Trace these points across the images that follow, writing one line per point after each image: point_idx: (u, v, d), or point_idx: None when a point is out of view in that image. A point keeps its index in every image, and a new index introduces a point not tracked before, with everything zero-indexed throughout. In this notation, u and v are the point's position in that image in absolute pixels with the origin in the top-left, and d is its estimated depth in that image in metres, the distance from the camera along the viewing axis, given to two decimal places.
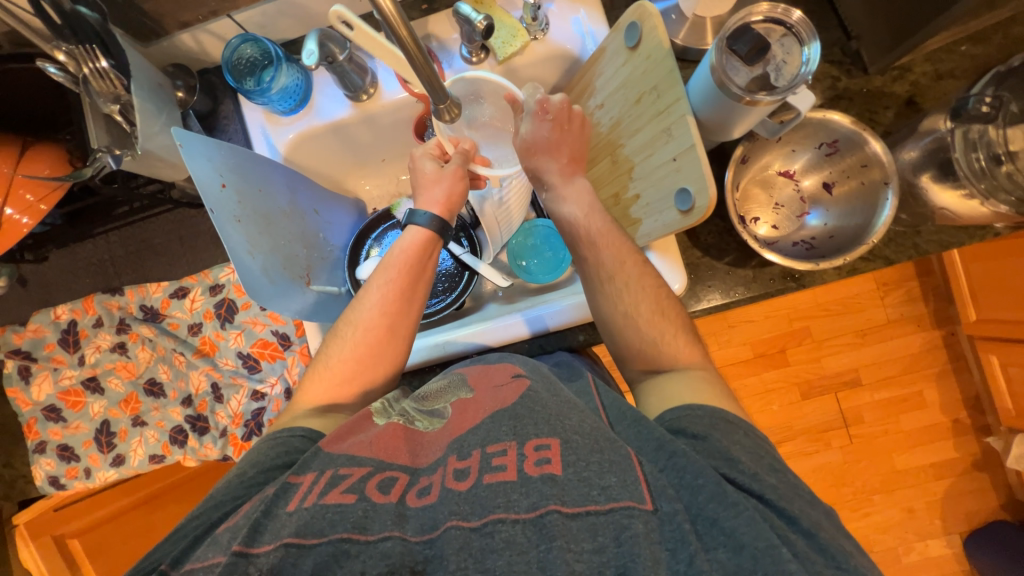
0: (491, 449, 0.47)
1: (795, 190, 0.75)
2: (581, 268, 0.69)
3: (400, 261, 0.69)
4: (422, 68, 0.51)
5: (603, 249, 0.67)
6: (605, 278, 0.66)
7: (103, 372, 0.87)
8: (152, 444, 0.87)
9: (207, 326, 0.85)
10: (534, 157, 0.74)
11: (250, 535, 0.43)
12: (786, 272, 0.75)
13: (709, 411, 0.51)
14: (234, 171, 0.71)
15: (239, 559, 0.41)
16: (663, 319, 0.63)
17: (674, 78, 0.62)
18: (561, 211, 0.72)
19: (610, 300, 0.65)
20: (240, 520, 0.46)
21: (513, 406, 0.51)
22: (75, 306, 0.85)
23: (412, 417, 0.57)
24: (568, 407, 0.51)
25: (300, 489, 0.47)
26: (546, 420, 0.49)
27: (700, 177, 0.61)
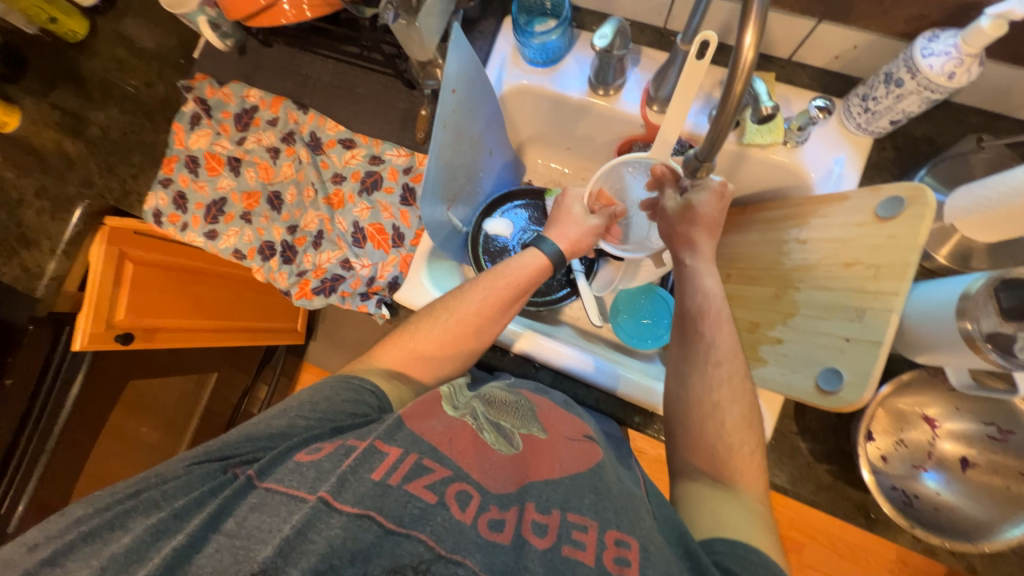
0: (572, 517, 0.45)
1: (930, 441, 0.67)
2: (687, 336, 0.64)
3: (513, 276, 0.68)
4: (722, 126, 0.49)
5: (725, 335, 0.62)
6: (710, 362, 0.61)
7: (247, 160, 0.94)
8: (244, 242, 0.93)
9: (347, 183, 0.89)
10: (693, 227, 0.69)
11: (335, 487, 0.43)
12: (863, 504, 0.70)
13: (768, 564, 0.46)
14: (464, 84, 0.74)
15: (322, 507, 0.42)
16: (748, 428, 0.57)
17: (905, 272, 0.57)
18: (694, 276, 0.68)
19: (705, 384, 0.60)
20: (325, 463, 0.47)
21: (593, 477, 0.50)
22: (266, 97, 0.92)
23: (479, 425, 0.56)
24: (632, 497, 0.49)
25: (385, 460, 0.47)
26: (628, 513, 0.46)
27: (867, 375, 0.57)
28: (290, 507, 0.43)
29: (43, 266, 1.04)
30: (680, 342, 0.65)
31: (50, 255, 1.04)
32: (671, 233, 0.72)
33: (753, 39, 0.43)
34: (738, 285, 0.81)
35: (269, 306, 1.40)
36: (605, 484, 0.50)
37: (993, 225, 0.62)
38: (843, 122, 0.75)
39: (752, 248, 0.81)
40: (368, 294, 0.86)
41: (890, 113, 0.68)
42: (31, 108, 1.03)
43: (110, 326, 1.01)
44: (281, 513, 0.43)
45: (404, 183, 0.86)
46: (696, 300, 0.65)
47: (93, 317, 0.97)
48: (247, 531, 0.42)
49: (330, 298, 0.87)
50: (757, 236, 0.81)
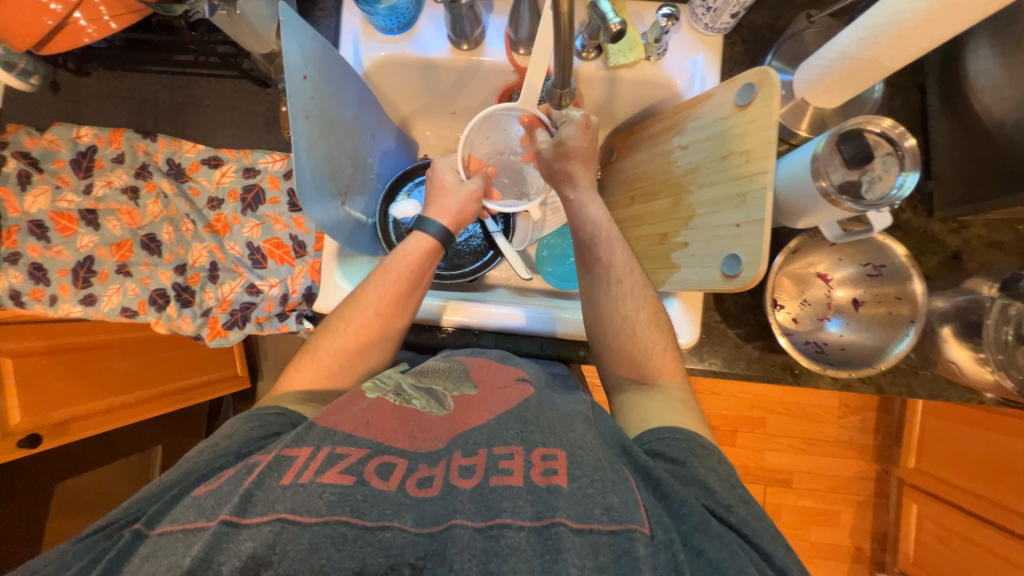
0: (498, 450, 0.49)
1: (825, 293, 0.77)
2: (588, 264, 0.68)
3: (402, 265, 0.67)
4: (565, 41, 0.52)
5: (619, 253, 0.67)
6: (613, 281, 0.66)
7: (104, 209, 0.84)
8: (130, 297, 0.83)
9: (227, 204, 0.82)
10: (569, 162, 0.71)
11: (241, 505, 0.42)
12: (787, 363, 0.78)
13: (688, 436, 0.53)
14: (317, 67, 0.69)
15: (226, 528, 0.41)
16: (657, 330, 0.64)
17: (767, 150, 0.63)
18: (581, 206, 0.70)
19: (613, 302, 0.65)
20: (223, 487, 0.45)
21: (520, 411, 0.54)
22: (101, 133, 0.80)
23: (409, 397, 0.58)
24: (568, 420, 0.54)
25: (295, 463, 0.46)
26: (553, 432, 0.51)
27: (756, 251, 0.63)
28: (187, 541, 0.41)
29: None
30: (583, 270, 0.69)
31: None
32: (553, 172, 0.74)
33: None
34: (639, 205, 0.86)
35: (198, 358, 1.29)
36: (555, 422, 0.53)
37: (835, 91, 0.69)
38: (693, 25, 0.79)
39: (645, 165, 0.85)
40: (285, 312, 0.82)
41: (728, 7, 0.71)
42: None
43: (7, 434, 0.91)
44: (177, 551, 0.41)
45: (287, 189, 0.81)
46: (588, 230, 0.69)
47: None
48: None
49: (245, 329, 0.83)
50: (647, 153, 0.85)
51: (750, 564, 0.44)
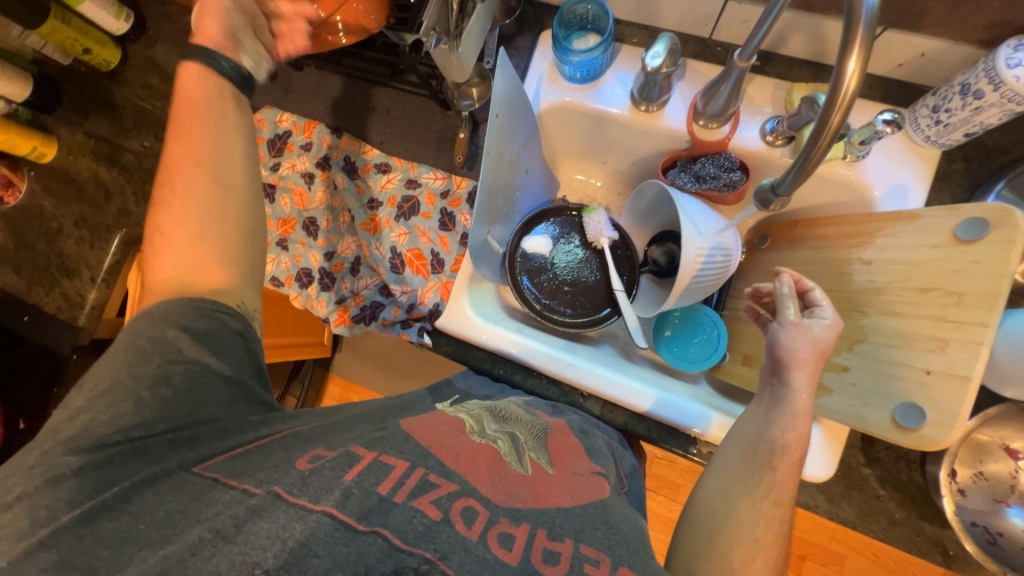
0: (585, 549, 0.44)
1: (1012, 473, 0.64)
2: (753, 461, 0.58)
3: (192, 97, 0.62)
4: (819, 150, 0.49)
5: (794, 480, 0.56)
6: (761, 490, 0.56)
7: (282, 187, 0.92)
8: (281, 269, 0.91)
9: (384, 208, 0.87)
10: (801, 359, 0.59)
11: (342, 501, 0.43)
12: (939, 540, 0.66)
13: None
14: (506, 107, 0.73)
15: (327, 520, 0.41)
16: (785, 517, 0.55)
17: (994, 302, 0.54)
18: (797, 403, 0.58)
19: (741, 509, 0.55)
20: (327, 472, 0.47)
21: (605, 512, 0.50)
22: (298, 122, 0.92)
23: (493, 437, 0.59)
24: (640, 532, 0.51)
25: (391, 474, 0.47)
26: (642, 556, 0.45)
27: (954, 415, 0.55)
28: (292, 514, 0.42)
29: (84, 296, 1.03)
30: (740, 463, 0.58)
31: (89, 286, 1.03)
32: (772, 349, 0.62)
33: (856, 66, 0.43)
34: None
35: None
36: (626, 524, 0.50)
37: None
38: (909, 134, 0.72)
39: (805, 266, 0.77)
40: (409, 321, 0.85)
41: (966, 125, 0.64)
42: (68, 139, 1.08)
43: None
44: (276, 518, 0.42)
45: (442, 208, 0.85)
46: (786, 435, 0.57)
47: None
48: (246, 535, 0.40)
49: (370, 326, 0.87)
50: (809, 252, 0.77)
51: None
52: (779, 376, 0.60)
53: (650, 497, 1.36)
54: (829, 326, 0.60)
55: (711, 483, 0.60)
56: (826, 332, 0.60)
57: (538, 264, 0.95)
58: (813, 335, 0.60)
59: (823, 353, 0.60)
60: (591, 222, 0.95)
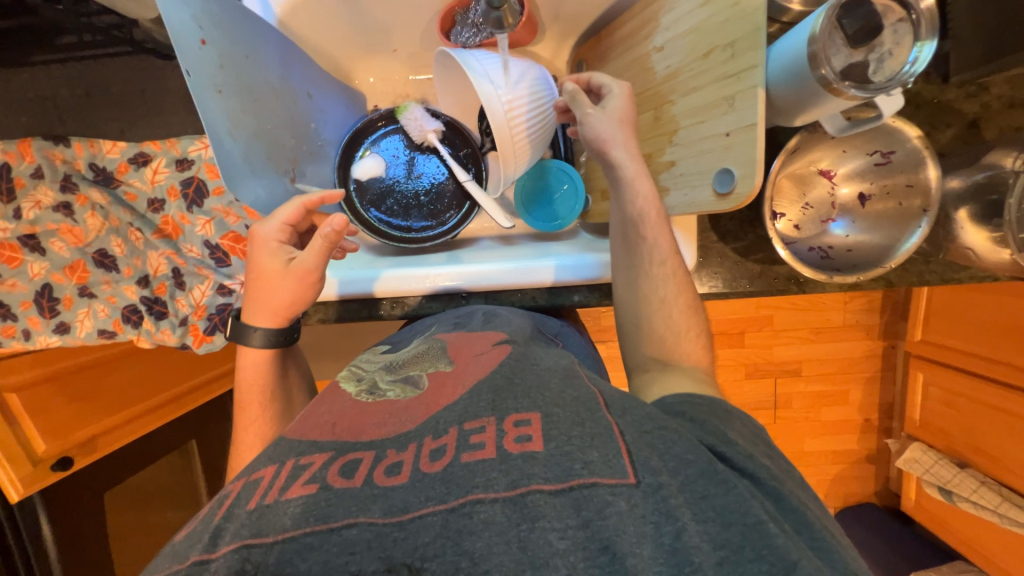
0: (469, 425, 0.43)
1: (830, 193, 0.71)
2: (629, 242, 0.64)
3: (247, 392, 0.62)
4: None
5: (664, 234, 0.63)
6: (653, 262, 0.62)
7: (44, 232, 0.74)
8: (103, 318, 0.78)
9: (170, 204, 0.75)
10: (609, 128, 0.62)
11: (211, 541, 0.36)
12: (791, 274, 0.74)
13: (708, 401, 0.50)
14: (216, 26, 0.59)
15: (196, 570, 0.34)
16: (693, 314, 0.61)
17: (758, 39, 0.53)
18: (631, 174, 0.62)
19: (649, 281, 0.62)
20: (198, 527, 0.39)
21: (492, 380, 0.49)
22: (5, 147, 0.70)
23: (385, 391, 0.52)
24: (544, 377, 0.49)
25: (262, 484, 0.40)
26: (526, 394, 0.46)
27: (751, 162, 0.56)
28: None
29: None
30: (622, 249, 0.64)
31: None
32: (589, 143, 0.64)
33: None
34: None
35: (184, 362, 1.26)
36: (536, 383, 0.48)
37: None
38: None
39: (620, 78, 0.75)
40: None
41: None
42: None
43: (38, 464, 0.97)
44: None
45: None
46: (637, 205, 0.62)
47: (12, 469, 0.92)
48: None
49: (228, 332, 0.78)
50: (621, 63, 0.75)
51: (759, 505, 0.39)
52: (606, 161, 0.63)
53: (606, 346, 1.47)
54: (621, 92, 0.64)
55: (616, 278, 0.66)
56: (616, 102, 0.63)
57: (377, 188, 0.87)
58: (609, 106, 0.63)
59: (624, 119, 0.63)
60: (409, 121, 0.85)
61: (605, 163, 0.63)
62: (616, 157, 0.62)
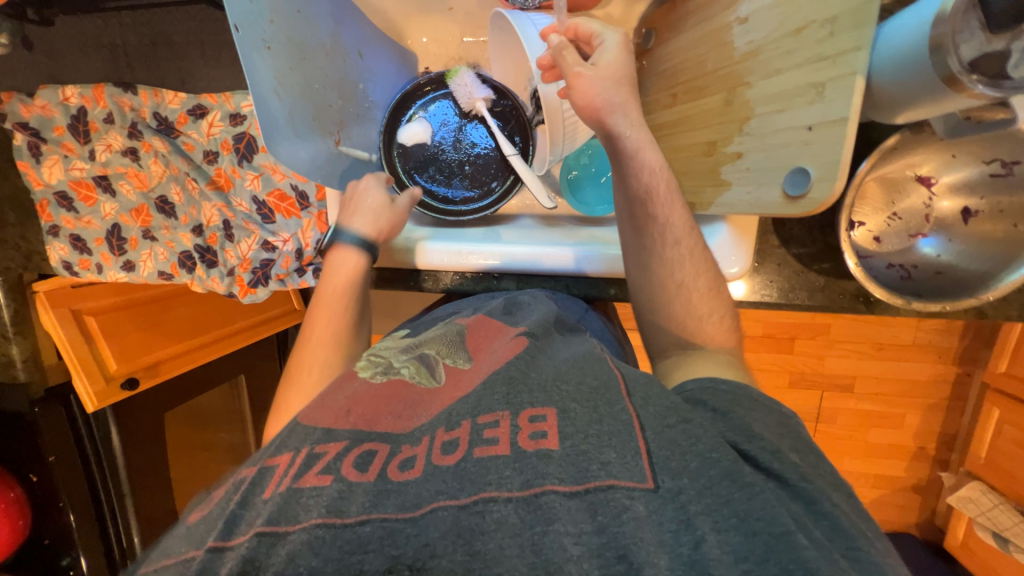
0: (482, 420, 0.42)
1: (925, 202, 0.61)
2: (639, 221, 0.58)
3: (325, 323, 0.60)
4: None
5: (678, 212, 0.57)
6: (668, 242, 0.57)
7: (113, 174, 0.80)
8: (162, 261, 0.84)
9: (223, 158, 0.78)
10: (610, 88, 0.57)
11: (225, 528, 0.38)
12: (860, 291, 0.66)
13: (732, 386, 0.46)
14: None
15: (213, 555, 0.36)
16: (716, 299, 0.56)
17: (866, 13, 0.45)
18: (634, 142, 0.57)
19: (665, 265, 0.56)
20: (214, 510, 0.41)
21: (506, 371, 0.47)
22: (85, 91, 0.77)
23: (398, 368, 0.53)
24: (561, 369, 0.47)
25: (275, 474, 0.41)
26: (541, 387, 0.45)
27: (834, 163, 0.49)
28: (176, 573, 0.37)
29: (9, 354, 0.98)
30: (631, 229, 0.59)
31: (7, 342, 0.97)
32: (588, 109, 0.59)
33: None
34: (680, 104, 0.69)
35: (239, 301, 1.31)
36: (552, 377, 0.46)
37: None
38: None
39: (691, 51, 0.67)
40: (303, 267, 0.79)
41: None
42: None
43: (110, 380, 1.08)
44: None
45: None
46: (642, 179, 0.57)
47: (88, 380, 1.04)
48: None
49: (270, 287, 0.81)
50: (694, 34, 0.66)
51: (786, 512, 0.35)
52: (608, 129, 0.58)
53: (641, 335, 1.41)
54: (617, 41, 0.59)
55: (628, 261, 0.60)
56: (606, 57, 0.58)
57: (421, 156, 0.85)
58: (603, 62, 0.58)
59: (619, 77, 0.58)
60: (458, 86, 0.81)
61: (607, 131, 0.58)
62: (617, 125, 0.57)
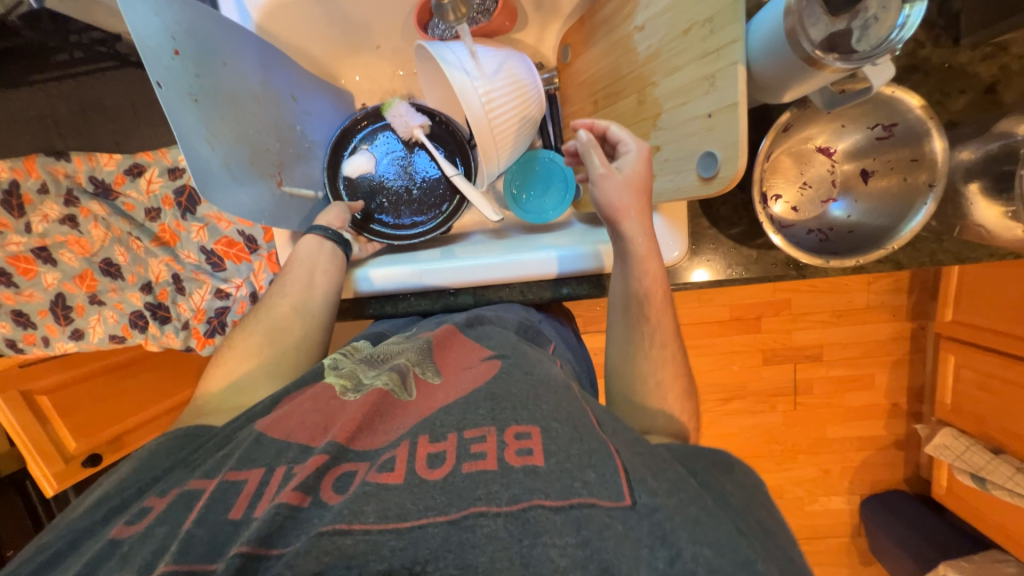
0: (468, 434, 0.43)
1: (829, 170, 0.67)
2: (631, 316, 0.63)
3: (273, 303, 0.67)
4: None
5: (667, 315, 0.63)
6: (654, 342, 0.62)
7: (54, 244, 0.79)
8: (112, 324, 0.82)
9: (166, 213, 0.78)
10: (627, 196, 0.59)
11: (181, 551, 0.36)
12: (791, 259, 0.71)
13: (708, 450, 0.50)
14: (190, 36, 0.60)
15: None
16: (685, 398, 0.61)
17: (735, 11, 0.50)
18: (643, 249, 0.61)
19: (647, 364, 0.61)
20: (154, 528, 0.40)
21: (489, 388, 0.48)
22: (15, 164, 0.75)
23: (372, 384, 0.53)
24: (546, 388, 0.49)
25: (243, 491, 0.42)
26: (525, 406, 0.46)
27: (733, 144, 0.53)
28: None
29: None
30: (623, 322, 0.63)
31: None
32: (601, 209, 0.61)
33: None
34: (605, 109, 0.74)
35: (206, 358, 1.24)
36: (533, 397, 0.47)
37: None
38: None
39: (603, 61, 0.73)
40: None
41: None
42: None
43: (69, 460, 1.04)
44: None
45: None
46: (644, 284, 0.62)
47: (44, 463, 1.00)
48: None
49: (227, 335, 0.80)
50: (604, 46, 0.72)
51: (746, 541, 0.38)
52: (618, 230, 0.61)
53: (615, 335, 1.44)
54: (638, 150, 0.59)
55: (611, 348, 0.65)
56: (635, 167, 0.59)
57: (370, 187, 0.88)
58: (623, 169, 0.59)
59: (640, 187, 0.60)
60: (394, 117, 0.84)
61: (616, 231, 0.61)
62: (626, 230, 0.60)
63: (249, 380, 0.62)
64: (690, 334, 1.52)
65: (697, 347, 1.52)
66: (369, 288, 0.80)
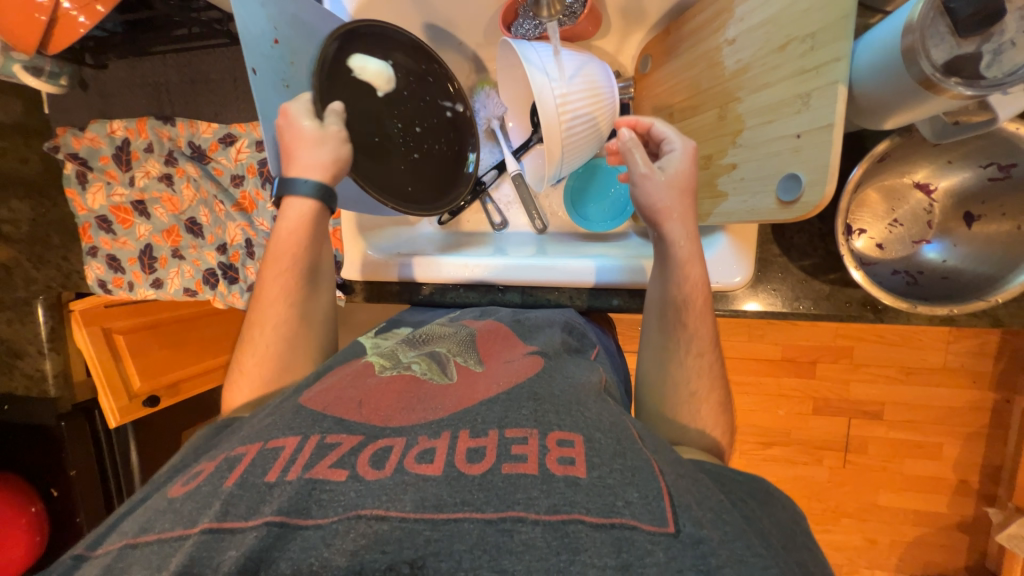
0: (511, 434, 0.42)
1: (926, 209, 0.61)
2: (668, 322, 0.60)
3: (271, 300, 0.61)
4: None
5: (706, 325, 0.59)
6: (690, 352, 0.58)
7: (149, 198, 0.88)
8: (188, 278, 0.89)
9: (249, 180, 0.84)
10: (671, 195, 0.58)
11: (222, 511, 0.37)
12: (867, 299, 0.66)
13: (750, 478, 0.47)
14: (290, 24, 0.64)
15: (209, 537, 0.35)
16: (721, 414, 0.57)
17: (842, 28, 0.47)
18: (683, 253, 0.59)
19: (682, 372, 0.58)
20: (201, 488, 0.40)
21: (531, 387, 0.48)
22: (129, 124, 0.86)
23: (408, 364, 0.55)
24: (583, 397, 0.48)
25: (281, 456, 0.41)
26: (569, 412, 0.45)
27: (822, 168, 0.50)
28: (164, 553, 0.35)
29: (42, 368, 1.03)
30: (658, 328, 0.60)
31: (41, 357, 1.03)
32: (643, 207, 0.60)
33: None
34: (679, 123, 0.72)
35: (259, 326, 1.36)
36: (579, 404, 0.47)
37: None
38: None
39: (683, 73, 0.71)
40: None
41: None
42: None
43: (133, 397, 1.10)
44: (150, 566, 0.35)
45: None
46: (684, 290, 0.59)
47: (112, 396, 1.06)
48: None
49: None
50: (686, 58, 0.70)
51: None
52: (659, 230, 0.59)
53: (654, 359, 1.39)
54: (683, 148, 0.59)
55: (646, 353, 0.62)
56: (678, 167, 0.58)
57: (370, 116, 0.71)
58: (668, 166, 0.59)
59: (684, 187, 0.58)
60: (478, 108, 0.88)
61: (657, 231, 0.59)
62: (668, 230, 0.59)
63: (258, 373, 0.60)
64: (734, 369, 1.44)
65: (742, 383, 1.44)
66: (417, 274, 0.82)
